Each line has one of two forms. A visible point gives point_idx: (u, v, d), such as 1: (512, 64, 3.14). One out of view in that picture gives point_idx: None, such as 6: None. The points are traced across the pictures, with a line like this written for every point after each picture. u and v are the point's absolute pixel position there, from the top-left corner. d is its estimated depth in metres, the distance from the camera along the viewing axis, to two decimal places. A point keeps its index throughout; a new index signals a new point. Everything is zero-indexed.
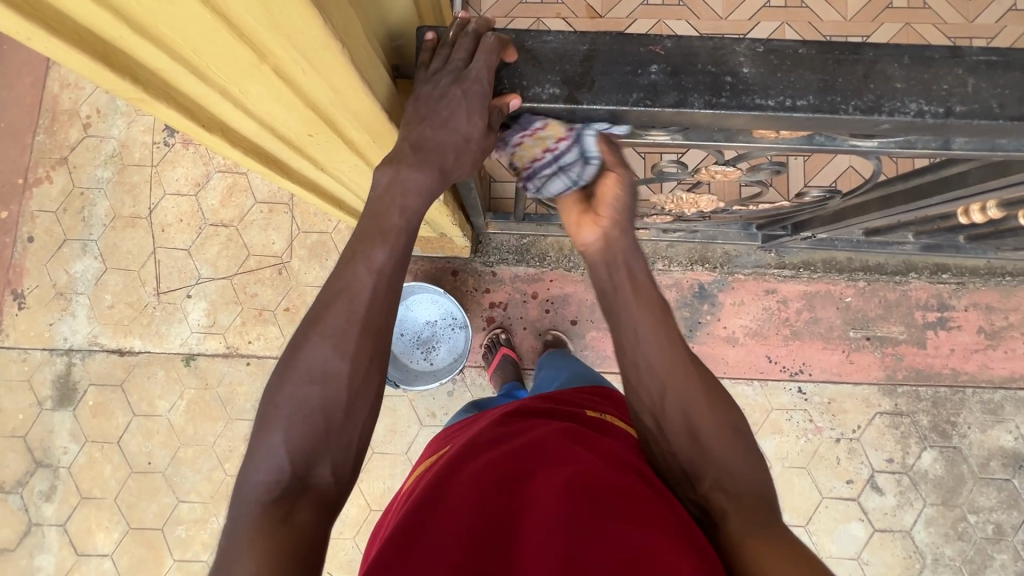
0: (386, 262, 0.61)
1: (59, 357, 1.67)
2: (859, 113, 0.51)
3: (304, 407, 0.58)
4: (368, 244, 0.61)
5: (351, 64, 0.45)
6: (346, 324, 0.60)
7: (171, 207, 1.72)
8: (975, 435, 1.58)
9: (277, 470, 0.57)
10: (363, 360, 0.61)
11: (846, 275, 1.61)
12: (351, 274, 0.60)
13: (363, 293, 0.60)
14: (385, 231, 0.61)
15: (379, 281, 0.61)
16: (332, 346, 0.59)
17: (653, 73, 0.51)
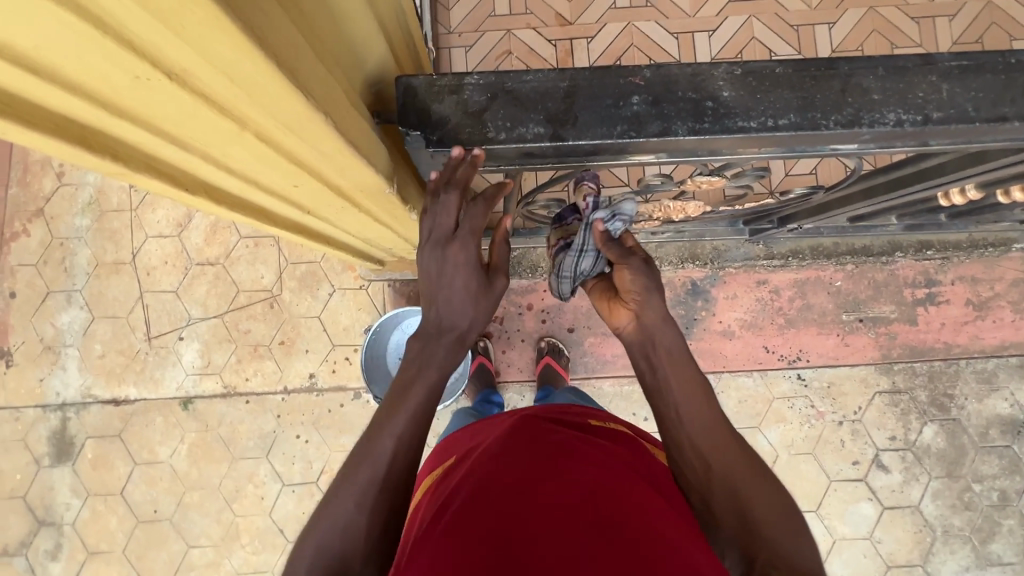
0: (404, 430, 0.65)
1: (53, 413, 1.64)
2: (840, 128, 0.51)
3: (326, 548, 0.60)
4: (415, 370, 0.67)
5: (336, 125, 0.45)
6: (368, 480, 0.63)
7: (155, 250, 1.69)
8: (972, 405, 1.61)
9: (324, 568, 0.59)
10: (405, 462, 0.66)
11: (834, 260, 1.63)
12: (375, 445, 0.64)
13: (408, 410, 0.66)
14: (429, 351, 0.68)
15: (423, 395, 0.67)
16: (375, 459, 0.64)
17: (635, 104, 0.52)
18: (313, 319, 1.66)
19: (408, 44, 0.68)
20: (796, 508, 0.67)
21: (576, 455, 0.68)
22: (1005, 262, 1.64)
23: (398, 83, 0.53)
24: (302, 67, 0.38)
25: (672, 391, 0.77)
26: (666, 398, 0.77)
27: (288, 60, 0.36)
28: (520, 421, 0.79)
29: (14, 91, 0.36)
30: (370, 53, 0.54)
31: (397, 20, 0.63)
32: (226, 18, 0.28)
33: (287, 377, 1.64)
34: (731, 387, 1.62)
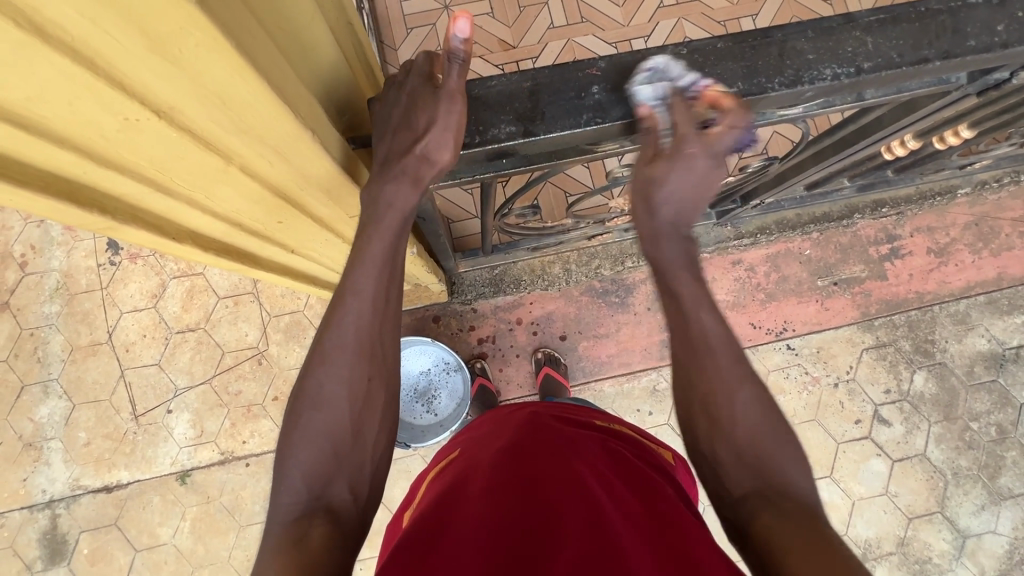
0: (368, 283, 0.64)
1: (41, 512, 1.55)
2: (785, 88, 0.56)
3: (311, 438, 0.62)
4: (351, 270, 0.64)
5: (318, 138, 0.47)
6: (339, 345, 0.64)
7: (131, 325, 1.65)
8: (954, 347, 1.68)
9: (295, 493, 0.60)
10: (362, 382, 0.65)
11: (799, 231, 1.70)
12: (341, 303, 0.64)
13: (350, 318, 0.64)
14: (365, 251, 0.64)
15: (361, 304, 0.64)
16: (328, 373, 0.64)
17: (596, 93, 0.55)
18: None
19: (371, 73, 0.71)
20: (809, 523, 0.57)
21: (579, 454, 0.69)
22: (954, 209, 1.74)
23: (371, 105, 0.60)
24: (287, 85, 0.40)
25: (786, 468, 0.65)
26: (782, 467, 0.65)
27: (275, 79, 0.38)
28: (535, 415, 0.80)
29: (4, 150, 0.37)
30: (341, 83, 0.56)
31: (359, 51, 0.65)
32: (223, 38, 0.31)
33: None
34: None
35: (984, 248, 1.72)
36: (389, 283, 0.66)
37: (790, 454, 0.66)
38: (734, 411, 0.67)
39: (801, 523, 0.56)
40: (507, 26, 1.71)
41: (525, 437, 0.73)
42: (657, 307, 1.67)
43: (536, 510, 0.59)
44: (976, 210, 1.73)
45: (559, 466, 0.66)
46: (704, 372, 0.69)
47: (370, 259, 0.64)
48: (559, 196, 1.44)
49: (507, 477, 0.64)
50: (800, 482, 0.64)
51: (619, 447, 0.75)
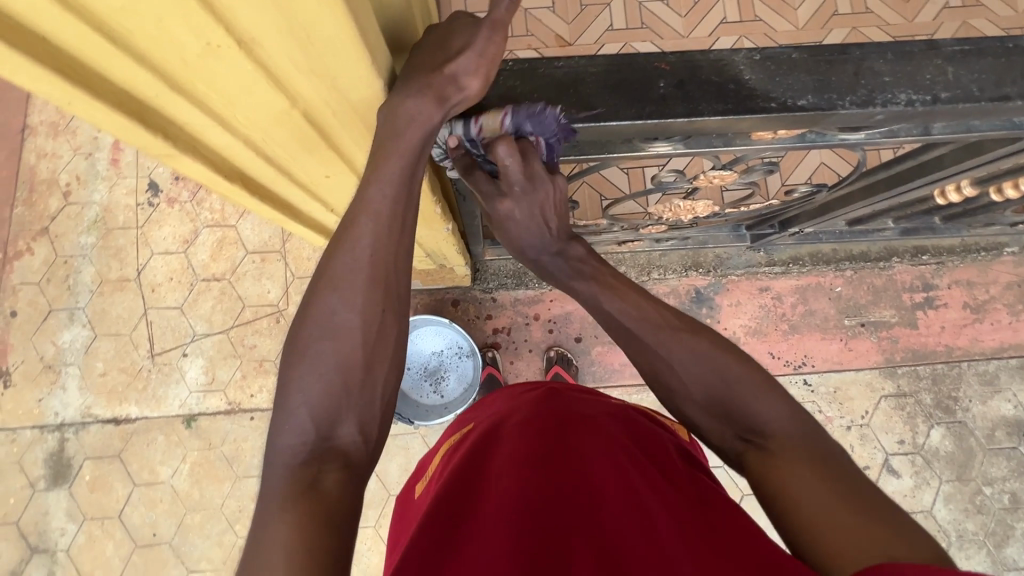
0: (383, 203, 0.58)
1: (51, 433, 1.60)
2: (855, 107, 0.55)
3: (322, 369, 0.60)
4: (364, 186, 0.57)
5: (383, 84, 0.47)
6: (352, 272, 0.60)
7: (160, 266, 1.69)
8: (977, 408, 1.63)
9: (302, 431, 0.58)
10: (376, 312, 0.62)
11: (833, 266, 1.67)
12: (355, 225, 0.59)
13: (364, 242, 0.59)
14: (382, 166, 0.56)
15: (377, 226, 0.59)
16: (339, 297, 0.60)
17: (662, 87, 0.55)
18: None
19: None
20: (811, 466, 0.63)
21: (592, 435, 0.68)
22: (997, 266, 1.69)
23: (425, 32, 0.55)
24: (368, 24, 0.40)
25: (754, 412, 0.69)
26: (749, 411, 0.69)
27: (360, 16, 0.38)
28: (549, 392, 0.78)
29: (86, 60, 0.38)
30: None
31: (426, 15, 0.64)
32: None
33: None
34: None
35: None
36: (408, 208, 0.60)
37: (753, 393, 0.70)
38: (681, 367, 0.74)
39: (828, 482, 0.60)
40: (566, 22, 1.70)
41: (541, 417, 0.72)
42: None
43: (559, 500, 0.58)
44: (1020, 271, 1.68)
45: (574, 453, 0.65)
46: (642, 346, 0.78)
47: (387, 176, 0.57)
48: (595, 197, 1.43)
49: (525, 461, 0.64)
50: (766, 415, 0.69)
51: (632, 424, 0.74)
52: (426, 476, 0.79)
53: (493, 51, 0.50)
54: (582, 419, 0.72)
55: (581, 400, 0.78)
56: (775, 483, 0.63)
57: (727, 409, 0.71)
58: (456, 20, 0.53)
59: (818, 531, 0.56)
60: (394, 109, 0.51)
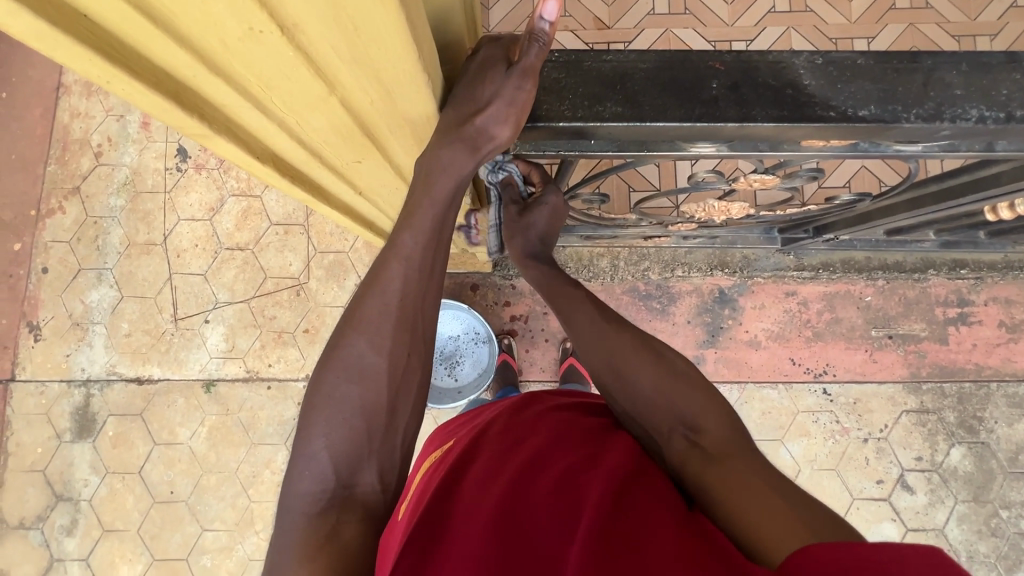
0: (414, 247, 0.62)
1: (77, 388, 1.65)
2: (921, 121, 0.51)
3: (346, 408, 0.61)
4: (399, 233, 0.62)
5: (427, 79, 0.45)
6: (379, 315, 0.63)
7: (186, 232, 1.71)
8: (1002, 430, 1.58)
9: (323, 476, 0.59)
10: (401, 356, 0.63)
11: (865, 275, 1.61)
12: (388, 273, 0.63)
13: (393, 287, 0.63)
14: (417, 214, 0.62)
15: (407, 272, 0.62)
16: (368, 341, 0.62)
17: (714, 88, 0.52)
18: (337, 308, 1.67)
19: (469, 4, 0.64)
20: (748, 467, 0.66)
21: (555, 437, 0.72)
22: None
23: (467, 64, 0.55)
24: (416, 14, 0.39)
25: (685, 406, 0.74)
26: (684, 404, 0.75)
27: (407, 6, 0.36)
28: (524, 405, 0.84)
29: (127, 39, 0.37)
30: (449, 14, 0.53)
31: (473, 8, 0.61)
32: None
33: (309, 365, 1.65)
34: (756, 398, 1.61)
35: None
36: (435, 255, 0.64)
37: (686, 391, 0.76)
38: (636, 369, 0.79)
39: (757, 472, 0.65)
40: (605, 4, 1.64)
41: (513, 426, 0.77)
42: (696, 321, 1.62)
43: (529, 486, 0.62)
44: None
45: (539, 453, 0.68)
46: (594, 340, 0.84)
47: (421, 223, 0.62)
48: (624, 190, 1.40)
49: (500, 462, 0.68)
50: (697, 411, 0.74)
51: (596, 427, 0.78)
52: (410, 490, 0.82)
53: (524, 99, 0.51)
54: (548, 425, 0.76)
55: (553, 408, 0.83)
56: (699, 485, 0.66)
57: (667, 401, 0.75)
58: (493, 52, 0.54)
59: (746, 518, 0.59)
60: (435, 157, 0.58)
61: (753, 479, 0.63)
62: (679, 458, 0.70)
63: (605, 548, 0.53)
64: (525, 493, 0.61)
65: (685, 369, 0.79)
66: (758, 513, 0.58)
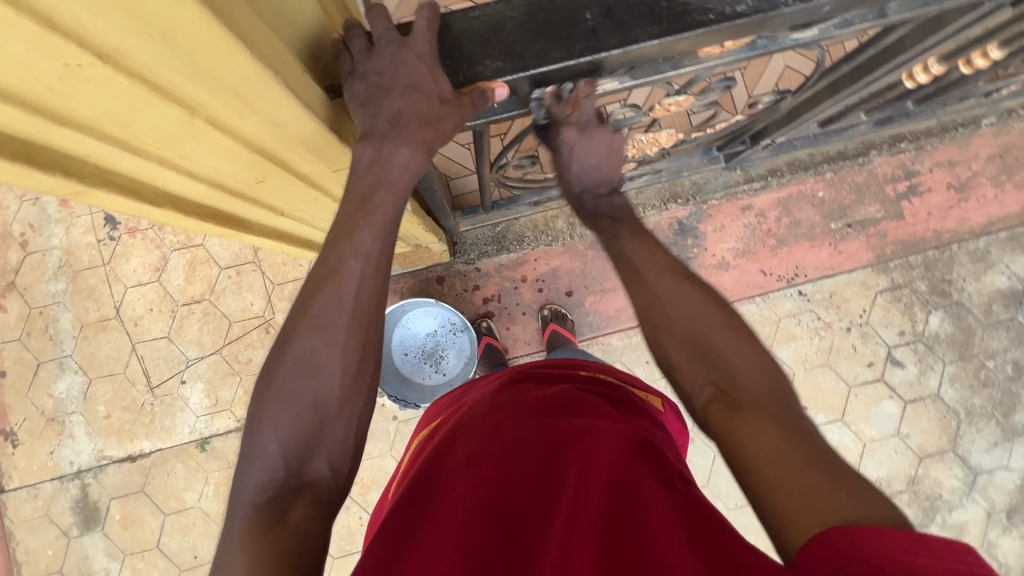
0: (371, 243, 0.62)
1: (71, 482, 1.61)
2: (799, 3, 0.51)
3: (300, 401, 0.61)
4: (351, 230, 0.61)
5: (286, 86, 0.43)
6: (334, 312, 0.62)
7: (137, 299, 1.66)
8: (972, 286, 1.63)
9: (273, 467, 0.59)
10: (355, 349, 0.63)
11: (812, 171, 1.63)
12: (337, 261, 0.61)
13: (350, 282, 0.62)
14: (370, 212, 0.61)
15: (364, 266, 0.62)
16: (319, 337, 0.61)
17: (589, 19, 0.50)
18: None
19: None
20: (792, 430, 0.63)
21: (539, 408, 0.72)
22: (977, 140, 1.65)
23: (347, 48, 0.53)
24: (244, 22, 0.37)
25: (735, 361, 0.74)
26: (725, 357, 0.75)
27: (228, 15, 0.35)
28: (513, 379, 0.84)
29: None
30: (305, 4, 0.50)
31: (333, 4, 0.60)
32: None
33: None
34: None
35: (1008, 181, 1.64)
36: (388, 251, 0.64)
37: (732, 345, 0.76)
38: (735, 358, 0.74)
39: (784, 436, 0.62)
40: None
41: (501, 402, 0.77)
42: None
43: (522, 462, 0.63)
44: (1000, 140, 1.64)
45: (522, 427, 0.69)
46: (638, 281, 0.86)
47: (375, 219, 0.61)
48: None
49: (488, 436, 0.69)
50: (744, 368, 0.72)
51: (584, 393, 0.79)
52: (397, 472, 0.84)
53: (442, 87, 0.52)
54: (530, 398, 0.76)
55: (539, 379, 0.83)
56: (734, 434, 0.64)
57: (710, 350, 0.76)
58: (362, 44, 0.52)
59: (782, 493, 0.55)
60: (376, 154, 0.58)
61: (783, 443, 0.61)
62: (704, 409, 0.71)
63: (588, 526, 0.54)
64: (513, 471, 0.62)
65: (738, 327, 0.78)
66: (776, 476, 0.57)
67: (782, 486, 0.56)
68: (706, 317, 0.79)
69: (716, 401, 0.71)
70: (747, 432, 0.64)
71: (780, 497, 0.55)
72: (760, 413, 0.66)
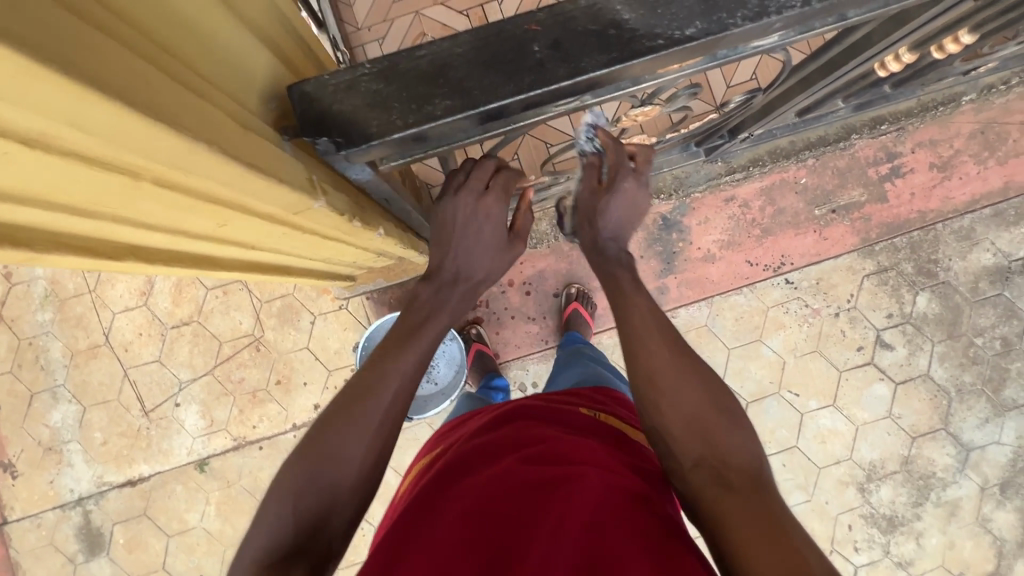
0: (411, 367, 0.71)
1: (73, 510, 1.62)
2: (749, 22, 0.50)
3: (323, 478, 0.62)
4: (397, 355, 0.71)
5: (223, 150, 0.43)
6: (371, 412, 0.67)
7: (125, 324, 1.65)
8: (958, 265, 1.63)
9: (284, 530, 0.59)
10: (383, 437, 0.67)
11: (793, 158, 1.62)
12: (379, 374, 0.69)
13: (387, 394, 0.68)
14: (413, 343, 0.73)
15: (400, 386, 0.69)
16: (353, 431, 0.65)
17: (537, 51, 0.49)
18: (301, 351, 1.65)
19: (283, 49, 0.63)
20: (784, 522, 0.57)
21: (531, 446, 0.71)
22: (959, 118, 1.64)
23: (291, 92, 0.49)
24: (167, 97, 0.37)
25: (726, 439, 0.67)
26: (716, 435, 0.67)
27: (146, 96, 0.35)
28: (511, 415, 0.83)
29: None
30: (246, 57, 0.51)
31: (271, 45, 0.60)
32: (41, 69, 0.26)
33: (293, 414, 1.63)
34: (726, 308, 1.64)
35: (990, 157, 1.63)
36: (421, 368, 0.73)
37: (724, 421, 0.68)
38: (728, 438, 0.67)
39: (771, 522, 0.57)
40: None
41: (495, 440, 0.76)
42: (650, 254, 1.63)
43: (504, 511, 0.62)
44: (981, 117, 1.63)
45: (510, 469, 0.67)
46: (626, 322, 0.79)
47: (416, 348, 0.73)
48: (539, 148, 1.38)
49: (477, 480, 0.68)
50: (734, 447, 0.66)
51: (588, 429, 0.78)
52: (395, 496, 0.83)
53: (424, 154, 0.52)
54: (527, 435, 0.75)
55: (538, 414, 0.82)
56: (722, 513, 0.59)
57: (701, 422, 0.68)
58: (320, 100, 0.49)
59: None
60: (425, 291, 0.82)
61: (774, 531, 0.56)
62: (694, 486, 0.64)
63: None
64: (493, 521, 0.61)
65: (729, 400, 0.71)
66: (755, 555, 0.54)
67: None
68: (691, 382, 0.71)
69: (700, 472, 0.64)
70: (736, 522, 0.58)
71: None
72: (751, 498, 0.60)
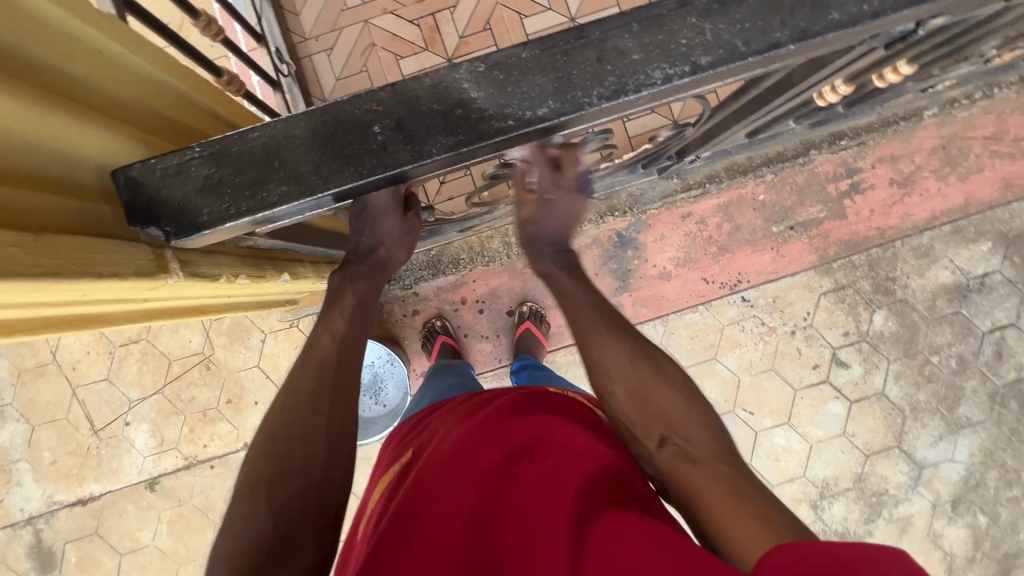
0: (326, 407, 0.76)
1: (23, 529, 1.61)
2: (605, 101, 0.47)
3: (261, 529, 0.67)
4: (308, 400, 0.76)
5: (23, 275, 0.42)
6: (301, 457, 0.72)
7: (72, 342, 1.63)
8: (915, 283, 1.62)
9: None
10: (313, 478, 0.72)
11: (751, 174, 1.59)
12: (304, 421, 0.74)
13: (314, 437, 0.74)
14: (328, 386, 0.77)
15: (323, 426, 0.75)
16: (284, 477, 0.71)
17: (379, 133, 0.47)
18: (252, 369, 1.63)
19: (154, 121, 0.63)
20: (740, 485, 0.68)
21: (503, 447, 0.72)
22: (921, 133, 1.60)
23: (117, 178, 0.47)
24: None
25: (683, 419, 0.77)
26: (673, 417, 0.77)
27: None
28: (470, 411, 0.84)
29: None
30: (72, 140, 0.51)
31: (121, 106, 0.58)
32: None
33: (245, 433, 1.62)
34: (681, 327, 1.62)
35: (951, 173, 1.61)
36: (339, 404, 0.77)
37: (679, 399, 0.78)
38: (680, 415, 0.77)
39: (729, 486, 0.68)
40: None
41: (460, 436, 0.76)
42: (604, 272, 1.61)
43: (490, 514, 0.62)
44: (943, 132, 1.60)
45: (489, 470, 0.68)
46: (581, 333, 0.86)
47: (327, 391, 0.77)
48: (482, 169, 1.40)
49: (453, 479, 0.67)
50: (690, 422, 0.76)
51: (553, 416, 0.80)
52: (361, 512, 0.81)
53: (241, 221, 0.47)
54: (494, 429, 0.75)
55: (496, 405, 0.83)
56: (688, 487, 0.70)
57: (655, 406, 0.78)
58: (145, 181, 0.47)
59: (729, 540, 0.62)
60: (339, 320, 0.83)
61: (731, 490, 0.67)
62: (661, 465, 0.74)
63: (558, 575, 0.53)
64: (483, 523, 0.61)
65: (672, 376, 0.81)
66: (730, 521, 0.64)
67: (731, 537, 0.63)
68: (642, 374, 0.80)
69: (669, 459, 0.73)
70: (704, 492, 0.68)
71: (734, 544, 0.62)
72: (711, 463, 0.71)
